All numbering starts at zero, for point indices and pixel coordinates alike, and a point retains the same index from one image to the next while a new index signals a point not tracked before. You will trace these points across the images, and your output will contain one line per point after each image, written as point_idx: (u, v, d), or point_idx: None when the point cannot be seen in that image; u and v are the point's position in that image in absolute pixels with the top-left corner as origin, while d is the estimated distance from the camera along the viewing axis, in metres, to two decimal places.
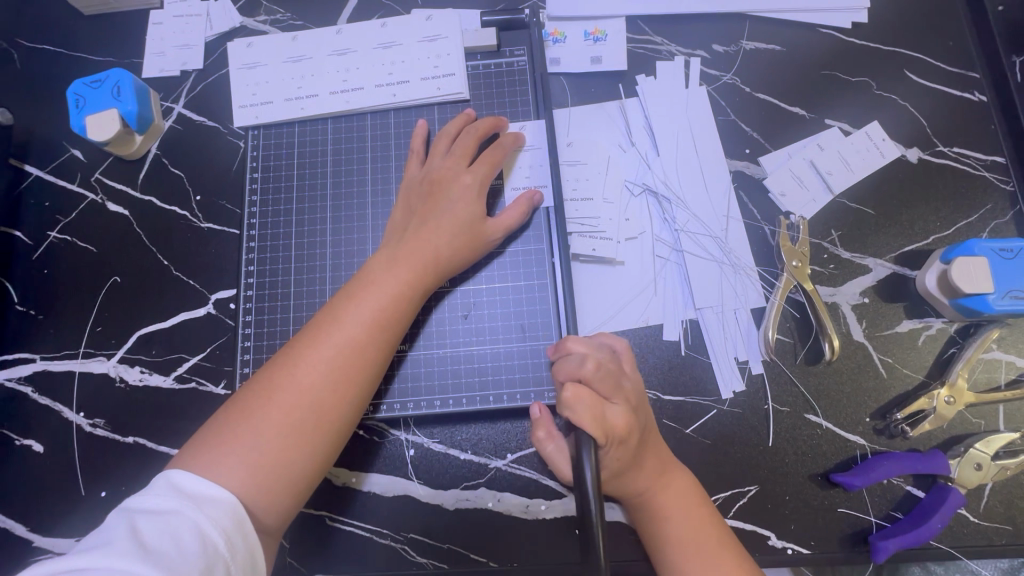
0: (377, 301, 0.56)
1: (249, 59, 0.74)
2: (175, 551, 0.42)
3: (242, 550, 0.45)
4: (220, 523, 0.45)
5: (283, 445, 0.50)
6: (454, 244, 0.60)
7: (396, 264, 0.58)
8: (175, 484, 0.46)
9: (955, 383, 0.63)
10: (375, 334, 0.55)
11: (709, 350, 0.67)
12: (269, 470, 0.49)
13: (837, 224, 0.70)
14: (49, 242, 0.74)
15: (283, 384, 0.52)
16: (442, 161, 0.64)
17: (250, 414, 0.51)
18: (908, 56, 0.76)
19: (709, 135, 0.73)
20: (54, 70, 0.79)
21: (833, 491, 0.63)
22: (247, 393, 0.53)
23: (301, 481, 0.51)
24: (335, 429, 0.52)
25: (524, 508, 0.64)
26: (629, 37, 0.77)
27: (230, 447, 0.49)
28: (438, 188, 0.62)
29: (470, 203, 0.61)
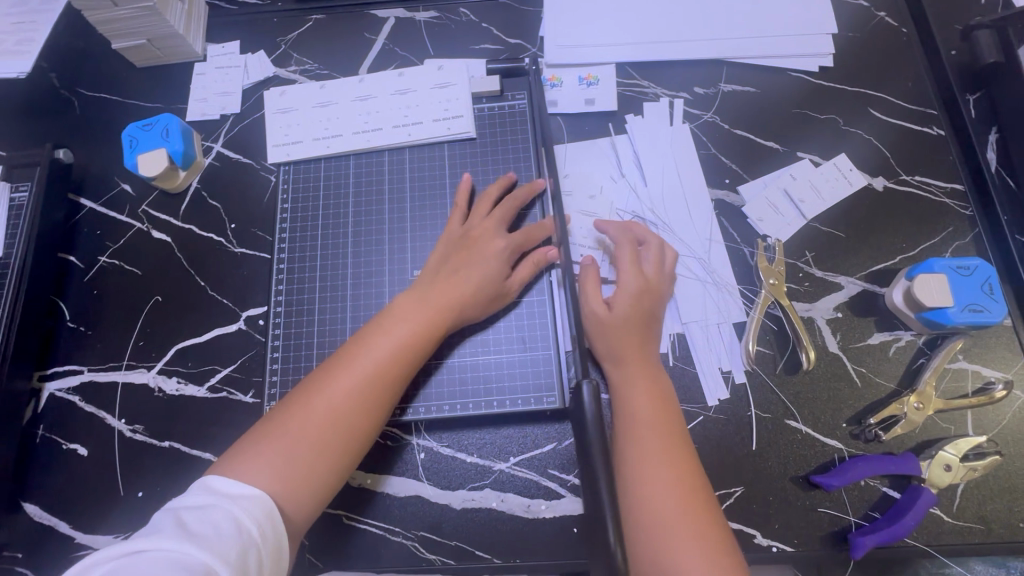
0: (401, 335, 0.62)
1: (282, 105, 0.84)
2: (214, 534, 0.48)
3: (272, 534, 0.51)
4: (253, 514, 0.51)
5: (313, 461, 0.56)
6: (477, 296, 0.67)
7: (421, 304, 0.65)
8: (213, 485, 0.52)
9: (923, 390, 0.68)
10: (397, 368, 0.61)
11: (695, 361, 0.73)
12: (299, 482, 0.55)
13: (811, 246, 0.77)
14: (100, 265, 0.82)
15: (311, 406, 0.58)
16: (481, 220, 0.71)
17: (283, 428, 0.57)
18: (871, 96, 0.84)
19: (692, 167, 0.81)
20: (110, 115, 0.90)
21: (813, 492, 0.67)
22: (281, 408, 0.59)
23: (320, 494, 0.57)
24: (353, 447, 0.58)
25: (526, 508, 0.69)
26: (618, 81, 0.86)
27: (265, 458, 0.55)
28: (472, 244, 0.69)
29: (500, 259, 0.68)
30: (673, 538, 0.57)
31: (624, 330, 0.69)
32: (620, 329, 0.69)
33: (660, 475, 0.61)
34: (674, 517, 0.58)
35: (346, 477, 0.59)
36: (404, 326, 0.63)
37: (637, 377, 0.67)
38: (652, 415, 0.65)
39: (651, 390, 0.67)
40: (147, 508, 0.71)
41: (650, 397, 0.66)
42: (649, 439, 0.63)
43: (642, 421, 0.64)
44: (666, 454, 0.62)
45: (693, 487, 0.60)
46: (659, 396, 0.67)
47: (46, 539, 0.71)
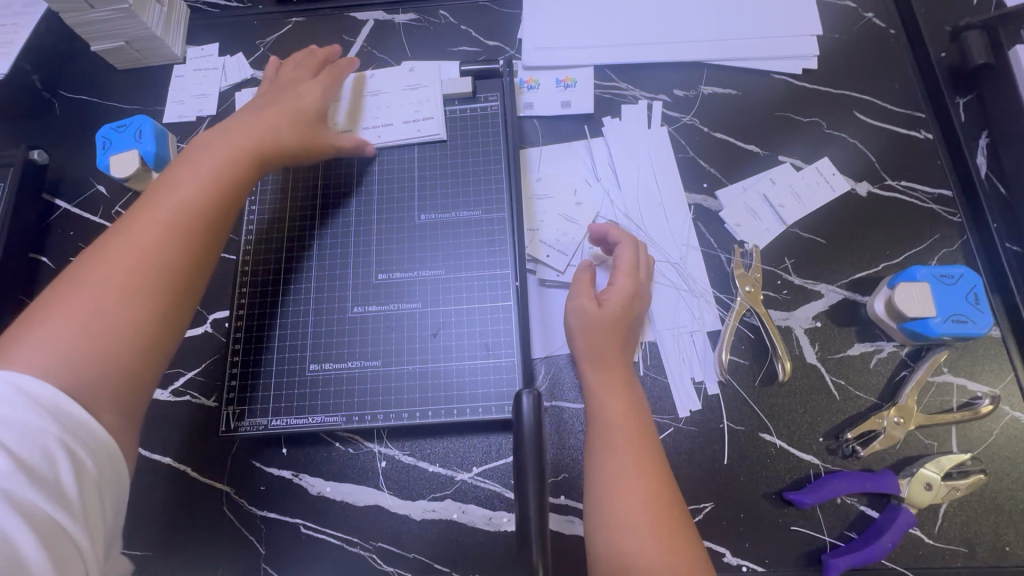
0: (185, 197, 0.58)
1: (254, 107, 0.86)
2: (44, 468, 0.43)
3: (106, 461, 0.47)
4: (87, 442, 0.46)
5: (111, 308, 0.51)
6: (292, 127, 0.69)
7: (225, 136, 0.64)
8: (7, 379, 0.45)
9: (904, 404, 0.65)
10: (211, 193, 0.60)
11: (667, 370, 0.70)
12: (89, 344, 0.49)
13: (790, 252, 0.74)
14: (71, 266, 0.82)
15: (104, 258, 0.53)
16: (286, 82, 0.74)
17: (60, 302, 0.51)
18: (856, 98, 0.81)
19: (669, 171, 0.79)
20: (88, 117, 0.90)
21: (786, 509, 0.64)
22: (52, 291, 0.52)
23: (127, 369, 0.51)
24: (184, 245, 0.56)
25: (487, 520, 0.66)
26: (596, 83, 0.85)
27: (39, 335, 0.48)
28: (274, 100, 0.71)
29: (314, 97, 0.73)
30: (642, 546, 0.56)
31: (609, 332, 0.67)
32: (603, 330, 0.67)
33: (631, 483, 0.59)
34: (644, 526, 0.57)
35: (163, 352, 0.54)
36: (204, 192, 0.59)
37: (613, 380, 0.65)
38: (627, 420, 0.63)
39: (626, 394, 0.65)
40: None
41: (626, 401, 0.64)
42: (624, 445, 0.61)
43: (620, 426, 0.63)
44: (640, 459, 0.60)
45: (663, 494, 0.59)
46: (635, 406, 0.64)
47: None
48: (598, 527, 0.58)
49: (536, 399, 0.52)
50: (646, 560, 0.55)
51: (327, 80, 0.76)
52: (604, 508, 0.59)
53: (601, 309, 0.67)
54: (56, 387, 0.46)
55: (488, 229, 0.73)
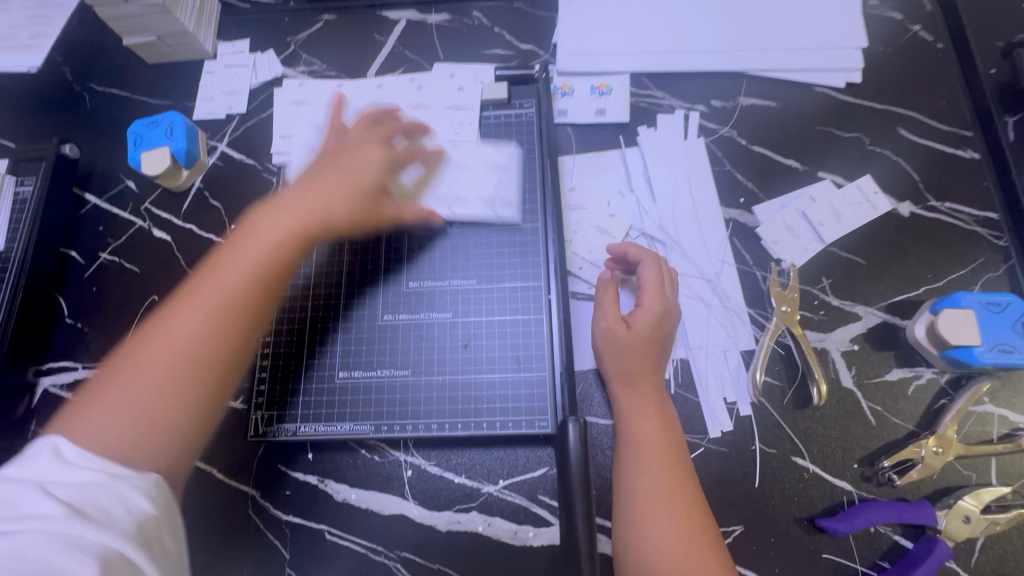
0: (240, 265, 0.56)
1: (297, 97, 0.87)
2: (95, 509, 0.43)
3: (161, 497, 0.46)
4: (140, 486, 0.45)
5: (165, 384, 0.51)
6: (343, 198, 0.62)
7: (283, 213, 0.60)
8: (68, 449, 0.46)
9: (944, 433, 0.64)
10: (252, 284, 0.56)
11: (698, 389, 0.69)
12: (142, 418, 0.50)
13: (828, 272, 0.72)
14: (100, 262, 0.82)
15: (153, 334, 0.53)
16: (357, 131, 0.68)
17: (123, 369, 0.52)
18: (901, 114, 0.79)
19: (705, 184, 0.78)
20: (117, 111, 0.89)
21: (818, 536, 0.63)
22: (125, 351, 0.54)
23: (178, 442, 0.51)
24: (223, 358, 0.54)
25: (513, 534, 0.66)
26: (632, 91, 0.83)
27: (106, 403, 0.50)
28: (348, 150, 0.66)
29: (373, 166, 0.64)
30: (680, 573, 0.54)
31: (639, 353, 0.65)
32: (635, 351, 0.65)
33: (665, 506, 0.58)
34: (680, 551, 0.56)
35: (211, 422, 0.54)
36: (270, 266, 0.57)
37: (645, 400, 0.65)
38: (660, 441, 0.62)
39: (659, 414, 0.64)
40: None
41: (659, 422, 0.63)
42: (658, 467, 0.60)
43: (654, 448, 0.62)
44: (674, 482, 0.60)
45: (698, 517, 0.58)
46: (666, 422, 0.64)
47: None
48: (631, 553, 0.57)
49: (584, 427, 0.59)
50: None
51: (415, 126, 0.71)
52: (639, 533, 0.58)
53: (629, 331, 0.66)
54: (117, 458, 0.47)
55: (518, 240, 0.72)
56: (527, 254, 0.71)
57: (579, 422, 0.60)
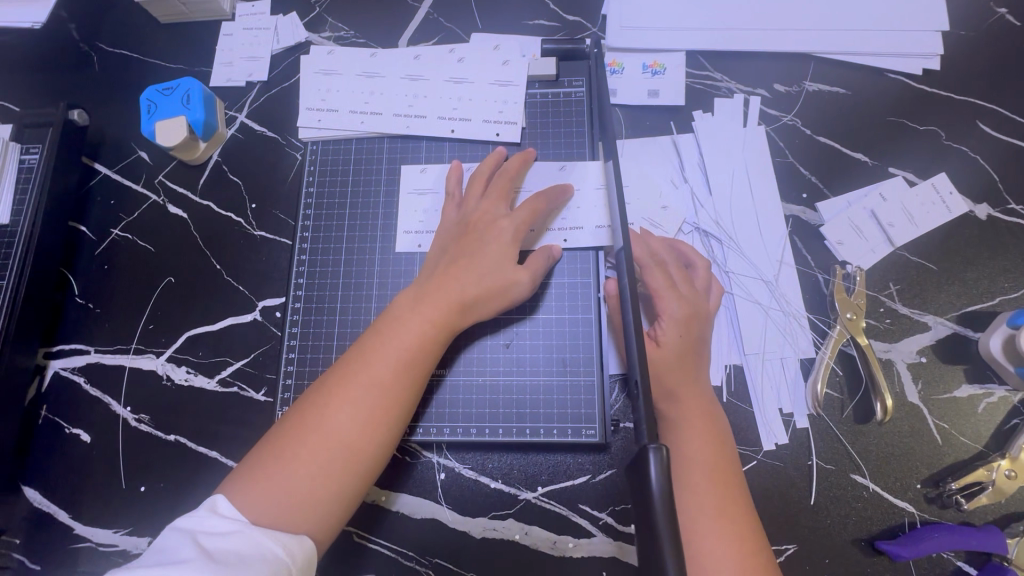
0: (399, 344, 0.55)
1: (327, 66, 0.75)
2: (239, 562, 0.44)
3: (301, 553, 0.47)
4: (281, 538, 0.47)
5: (314, 483, 0.50)
6: (482, 285, 0.59)
7: (422, 302, 0.58)
8: (221, 506, 0.48)
9: (1018, 456, 0.60)
10: (404, 373, 0.55)
11: (752, 398, 0.65)
12: (306, 507, 0.49)
13: (896, 278, 0.67)
14: (112, 239, 0.77)
15: (315, 420, 0.52)
16: (476, 203, 0.64)
17: (282, 456, 0.51)
18: (982, 107, 0.73)
19: (765, 177, 0.72)
20: (128, 74, 0.83)
21: (876, 558, 0.60)
22: (277, 434, 0.53)
23: (345, 504, 0.51)
24: (369, 453, 0.52)
25: (552, 544, 0.63)
26: (688, 72, 0.76)
27: (271, 485, 0.49)
28: (474, 230, 0.62)
29: (506, 246, 0.61)
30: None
31: (676, 368, 0.61)
32: (673, 367, 0.61)
33: (714, 530, 0.52)
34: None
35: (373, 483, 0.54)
36: (402, 322, 0.57)
37: (689, 412, 0.59)
38: (710, 457, 0.56)
39: (706, 427, 0.58)
40: (149, 505, 0.67)
41: (707, 436, 0.58)
42: (706, 485, 0.54)
43: (701, 465, 0.56)
44: (723, 501, 0.54)
45: (748, 540, 0.52)
46: (718, 433, 0.59)
47: (43, 526, 0.68)
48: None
49: (669, 457, 0.37)
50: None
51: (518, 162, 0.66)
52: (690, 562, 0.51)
53: (658, 349, 0.62)
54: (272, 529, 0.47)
55: (568, 214, 0.67)
56: (576, 229, 0.66)
57: (658, 447, 0.38)
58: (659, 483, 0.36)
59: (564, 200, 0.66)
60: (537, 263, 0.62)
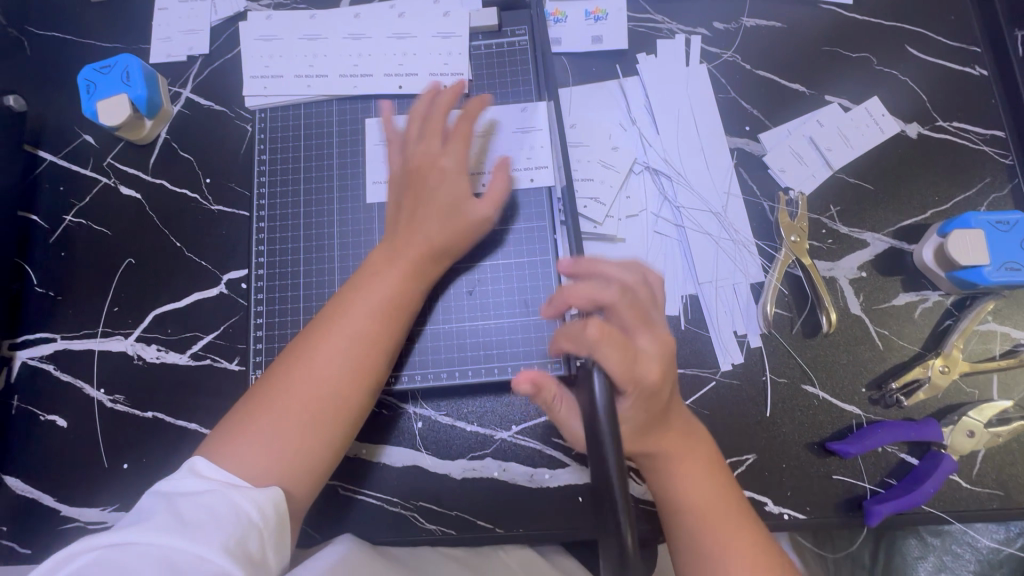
0: (378, 297, 0.58)
1: (266, 32, 0.74)
2: (211, 521, 0.45)
3: (273, 513, 0.48)
4: (255, 498, 0.47)
5: (302, 433, 0.52)
6: (445, 228, 0.61)
7: (397, 256, 0.60)
8: (201, 468, 0.49)
9: (950, 353, 0.65)
10: (384, 324, 0.57)
11: (708, 323, 0.68)
12: (295, 454, 0.52)
13: (836, 200, 0.71)
14: (65, 225, 0.76)
15: (299, 373, 0.54)
16: (416, 143, 0.64)
17: (267, 407, 0.53)
18: (909, 32, 0.75)
19: (709, 113, 0.74)
20: (63, 56, 0.80)
21: (828, 459, 0.64)
22: (261, 387, 0.55)
23: (334, 451, 0.54)
24: (356, 401, 0.55)
25: (529, 477, 0.66)
26: (629, 15, 0.77)
27: (258, 437, 0.51)
28: (420, 174, 0.63)
29: (454, 184, 0.63)
30: (722, 533, 0.53)
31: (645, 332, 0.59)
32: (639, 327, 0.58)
33: (693, 473, 0.56)
34: (714, 513, 0.54)
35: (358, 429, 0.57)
36: (382, 278, 0.59)
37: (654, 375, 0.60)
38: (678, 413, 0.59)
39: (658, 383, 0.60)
40: (134, 481, 0.68)
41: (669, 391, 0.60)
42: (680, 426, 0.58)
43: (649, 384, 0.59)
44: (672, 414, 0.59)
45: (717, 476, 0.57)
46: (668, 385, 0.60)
47: (30, 512, 0.68)
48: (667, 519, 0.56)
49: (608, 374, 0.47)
50: (729, 551, 0.52)
51: (450, 98, 0.66)
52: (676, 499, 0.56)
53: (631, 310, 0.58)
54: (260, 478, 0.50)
55: (529, 153, 0.69)
56: (529, 172, 0.68)
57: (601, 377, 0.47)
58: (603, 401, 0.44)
59: (492, 123, 0.68)
60: (500, 185, 0.63)
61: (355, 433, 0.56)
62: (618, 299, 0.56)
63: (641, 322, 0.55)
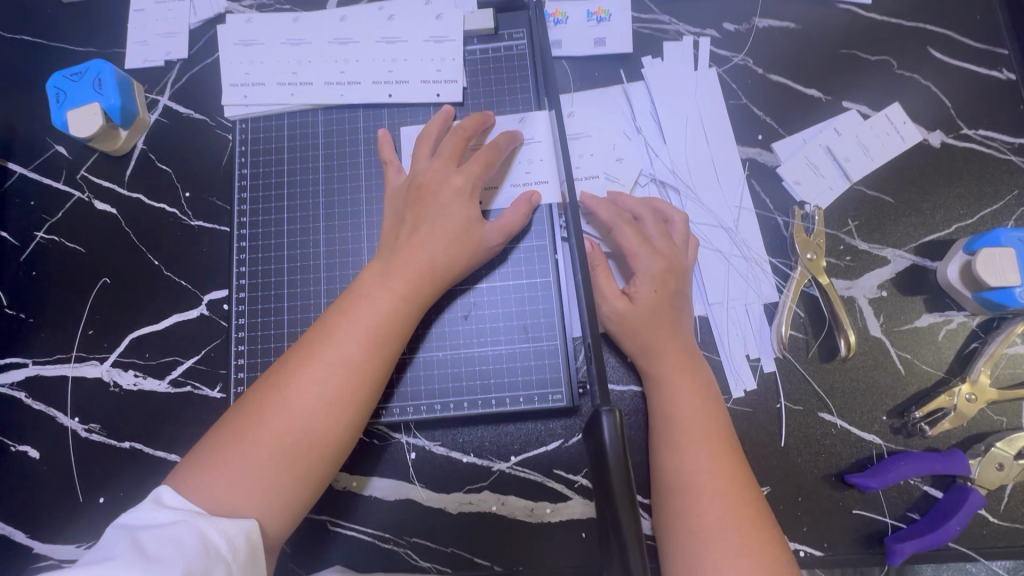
0: (367, 320, 0.53)
1: (246, 36, 0.70)
2: (177, 555, 0.41)
3: (244, 545, 0.45)
4: (225, 528, 0.44)
5: (276, 469, 0.48)
6: (450, 252, 0.57)
7: (389, 276, 0.55)
8: (168, 498, 0.46)
9: (978, 379, 0.60)
10: (372, 351, 0.53)
11: (719, 347, 0.64)
12: (266, 491, 0.48)
13: (854, 214, 0.67)
14: (37, 242, 0.71)
15: (277, 401, 0.50)
16: (426, 165, 0.60)
17: (240, 437, 0.49)
18: (932, 33, 0.71)
19: (720, 121, 0.69)
20: (32, 61, 0.76)
21: (847, 492, 0.61)
22: (236, 414, 0.51)
23: (310, 488, 0.50)
24: (337, 434, 0.51)
25: (529, 511, 0.62)
26: (634, 16, 0.72)
27: (228, 471, 0.48)
28: (426, 193, 0.59)
29: (464, 205, 0.58)
30: (722, 548, 0.48)
31: (652, 325, 0.59)
32: (646, 322, 0.59)
33: (709, 490, 0.51)
34: (727, 534, 0.49)
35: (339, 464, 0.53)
36: (372, 301, 0.54)
37: (672, 369, 0.58)
38: (700, 413, 0.56)
39: (687, 374, 0.58)
40: (110, 516, 0.64)
41: (694, 391, 0.57)
42: (693, 439, 0.54)
43: (673, 382, 0.58)
44: (699, 414, 0.56)
45: (738, 494, 0.51)
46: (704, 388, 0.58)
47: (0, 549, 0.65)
48: (667, 535, 0.52)
49: (621, 420, 0.39)
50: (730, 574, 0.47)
51: (477, 118, 0.62)
52: (680, 508, 0.52)
53: (632, 304, 0.60)
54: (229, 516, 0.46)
55: (528, 166, 0.64)
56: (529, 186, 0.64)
57: (610, 412, 0.39)
58: (611, 443, 0.38)
59: (515, 147, 0.64)
60: (517, 216, 0.60)
61: (335, 468, 0.52)
62: (641, 235, 0.61)
63: (660, 280, 0.60)
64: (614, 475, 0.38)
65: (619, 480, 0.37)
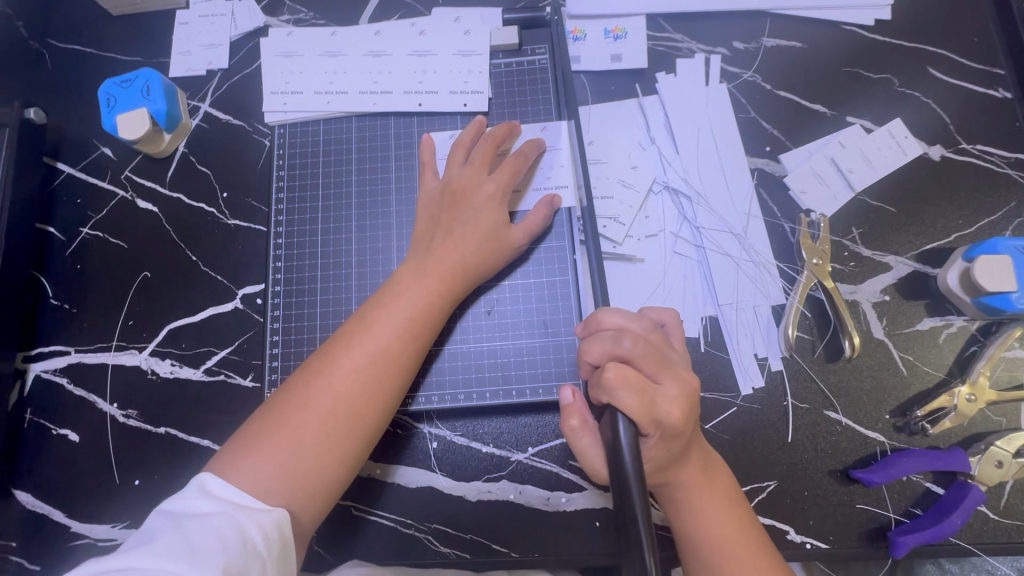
0: (403, 314, 0.57)
1: (287, 48, 0.75)
2: (217, 543, 0.44)
3: (277, 539, 0.47)
4: (262, 521, 0.47)
5: (318, 450, 0.52)
6: (480, 251, 0.61)
7: (423, 272, 0.59)
8: (211, 486, 0.48)
9: (977, 380, 0.63)
10: (407, 342, 0.56)
11: (728, 346, 0.67)
12: (306, 471, 0.51)
13: (857, 223, 0.70)
14: (82, 237, 0.76)
15: (319, 387, 0.54)
16: (459, 171, 0.64)
17: (285, 420, 0.53)
18: (932, 53, 0.75)
19: (730, 133, 0.73)
20: (83, 69, 0.81)
21: (852, 487, 0.63)
22: (280, 398, 0.54)
23: (345, 472, 0.54)
24: (373, 419, 0.54)
25: (546, 500, 0.65)
26: (649, 34, 0.77)
27: (272, 452, 0.51)
28: (460, 197, 0.63)
29: (495, 209, 0.63)
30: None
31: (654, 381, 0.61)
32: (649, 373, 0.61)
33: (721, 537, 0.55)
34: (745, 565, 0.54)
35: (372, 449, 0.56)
36: (408, 295, 0.58)
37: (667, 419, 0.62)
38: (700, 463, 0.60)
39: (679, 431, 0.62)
40: (145, 497, 0.68)
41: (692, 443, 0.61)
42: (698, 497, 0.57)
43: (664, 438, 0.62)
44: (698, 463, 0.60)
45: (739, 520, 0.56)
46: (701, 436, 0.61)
47: (40, 527, 0.68)
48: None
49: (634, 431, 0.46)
50: None
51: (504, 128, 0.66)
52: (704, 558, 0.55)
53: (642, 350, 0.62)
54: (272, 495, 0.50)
55: (549, 171, 0.68)
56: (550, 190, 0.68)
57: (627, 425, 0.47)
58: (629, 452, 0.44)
59: (539, 154, 0.68)
60: (539, 217, 0.64)
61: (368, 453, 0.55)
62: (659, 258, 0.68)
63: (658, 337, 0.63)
64: (632, 487, 0.41)
65: (636, 492, 0.41)
